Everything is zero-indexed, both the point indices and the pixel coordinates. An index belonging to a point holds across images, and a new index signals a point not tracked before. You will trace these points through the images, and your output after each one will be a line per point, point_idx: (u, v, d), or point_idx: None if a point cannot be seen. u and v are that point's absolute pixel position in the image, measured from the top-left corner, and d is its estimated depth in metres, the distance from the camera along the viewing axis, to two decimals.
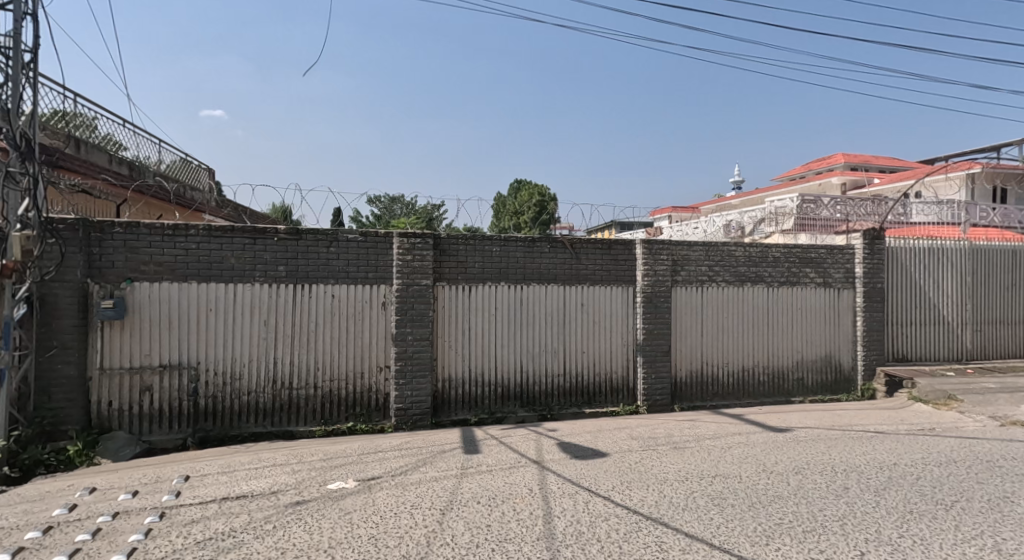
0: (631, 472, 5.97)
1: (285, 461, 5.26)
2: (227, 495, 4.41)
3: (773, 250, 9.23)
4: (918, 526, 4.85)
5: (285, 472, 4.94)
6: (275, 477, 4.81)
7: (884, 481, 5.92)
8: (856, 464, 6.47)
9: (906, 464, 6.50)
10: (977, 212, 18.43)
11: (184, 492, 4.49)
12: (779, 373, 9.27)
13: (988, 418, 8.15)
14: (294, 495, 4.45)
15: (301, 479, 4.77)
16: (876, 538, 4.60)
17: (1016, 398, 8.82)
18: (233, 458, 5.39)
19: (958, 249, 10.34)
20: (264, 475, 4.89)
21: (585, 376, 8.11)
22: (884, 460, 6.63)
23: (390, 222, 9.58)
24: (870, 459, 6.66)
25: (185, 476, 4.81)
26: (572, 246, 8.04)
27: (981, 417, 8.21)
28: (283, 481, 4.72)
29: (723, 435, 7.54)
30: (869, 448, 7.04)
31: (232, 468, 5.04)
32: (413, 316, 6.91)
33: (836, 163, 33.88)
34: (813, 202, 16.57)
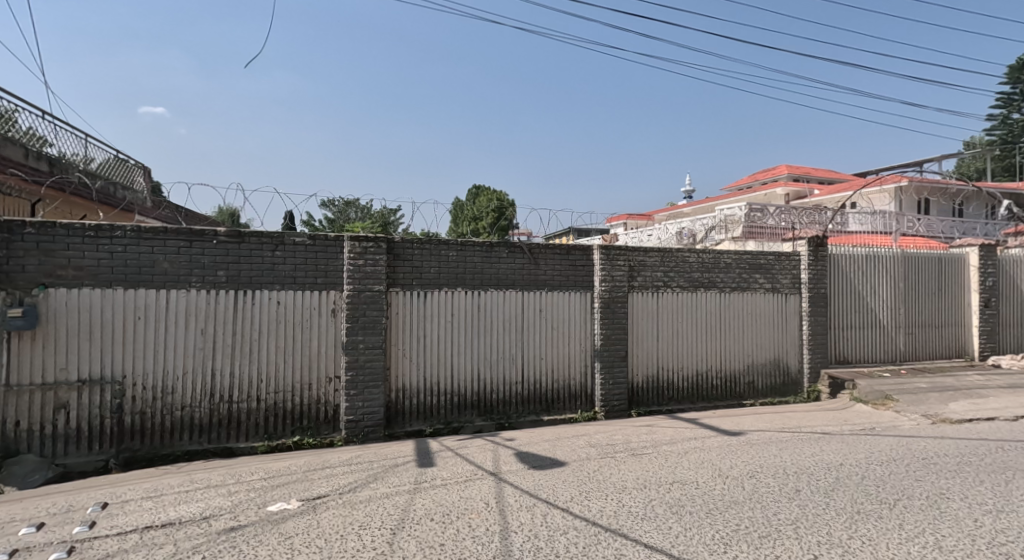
0: (588, 481, 5.87)
1: (221, 482, 4.92)
2: (151, 523, 4.08)
3: (725, 256, 9.36)
4: (866, 526, 4.91)
5: (219, 494, 4.61)
6: (208, 501, 4.48)
7: (833, 482, 6.00)
8: (806, 465, 6.56)
9: (852, 464, 6.62)
10: (906, 223, 19.38)
11: (99, 521, 4.12)
12: (731, 377, 9.39)
13: (921, 416, 8.41)
14: (228, 520, 4.15)
15: (237, 502, 4.46)
16: (828, 541, 4.61)
17: (947, 396, 9.18)
18: (161, 480, 5.02)
19: (893, 256, 10.73)
20: (195, 498, 4.55)
21: (543, 383, 8.00)
22: (831, 460, 6.74)
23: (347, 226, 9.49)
24: (818, 460, 6.77)
25: (102, 504, 4.43)
26: (530, 251, 7.94)
27: (915, 415, 8.50)
28: (217, 505, 4.41)
29: (679, 439, 7.54)
30: (818, 449, 7.17)
31: (160, 493, 4.68)
32: (366, 323, 6.66)
33: (780, 174, 35.09)
34: (759, 211, 17.05)
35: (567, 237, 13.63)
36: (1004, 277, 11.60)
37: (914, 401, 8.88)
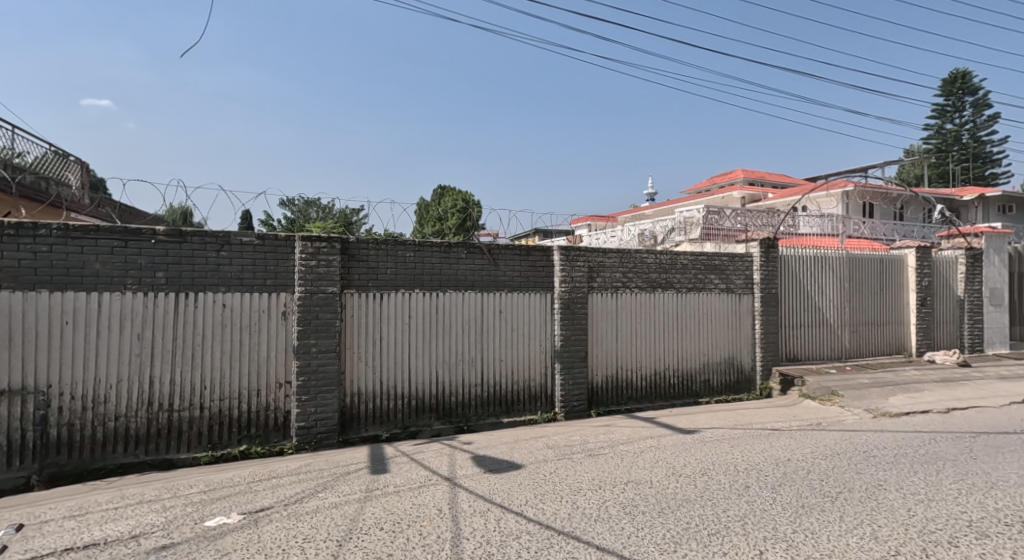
0: (544, 484, 5.86)
1: (155, 497, 4.70)
2: (73, 545, 3.86)
3: (681, 257, 9.51)
4: (809, 519, 5.04)
5: (152, 510, 4.41)
6: (139, 518, 4.27)
7: (780, 477, 6.15)
8: (756, 462, 6.70)
9: (798, 458, 6.81)
10: (852, 225, 20.15)
11: (13, 545, 3.87)
12: (688, 375, 9.54)
13: (864, 410, 8.72)
14: (160, 538, 3.96)
15: (171, 518, 4.27)
16: (773, 536, 4.71)
17: (887, 391, 9.53)
18: (88, 497, 4.76)
19: (839, 257, 11.10)
20: (125, 516, 4.33)
21: (503, 385, 7.96)
22: (779, 456, 6.91)
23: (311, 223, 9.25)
24: (767, 456, 6.93)
25: (19, 525, 4.16)
26: (490, 252, 7.89)
27: (858, 409, 8.79)
28: (149, 522, 4.21)
29: (635, 439, 7.62)
30: (767, 445, 7.34)
31: (86, 511, 4.44)
32: (318, 326, 6.49)
33: (736, 178, 36.08)
34: (716, 213, 17.48)
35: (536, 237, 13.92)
36: (940, 277, 12.17)
37: (859, 397, 9.20)
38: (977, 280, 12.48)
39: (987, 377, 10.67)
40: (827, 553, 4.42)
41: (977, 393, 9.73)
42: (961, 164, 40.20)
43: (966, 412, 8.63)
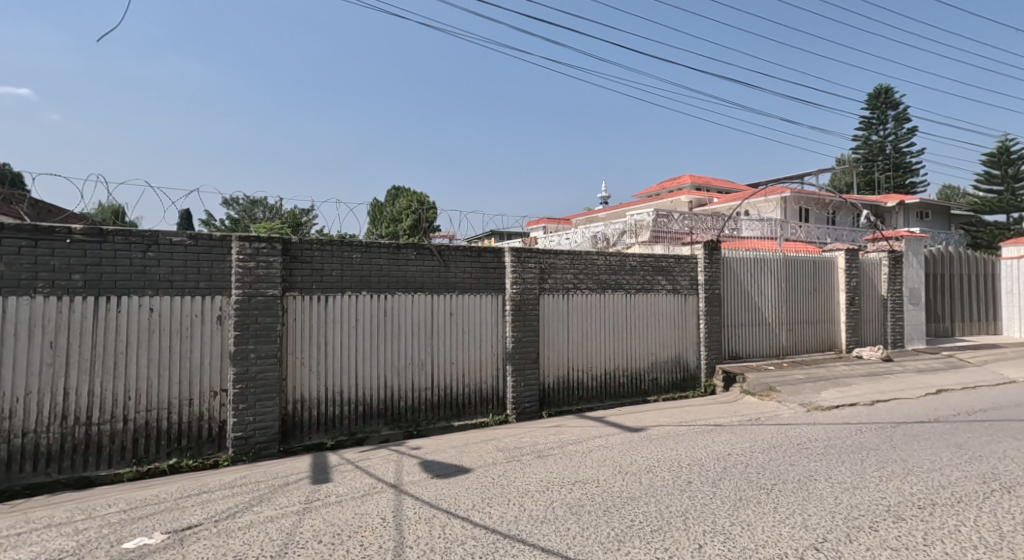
0: (492, 487, 5.80)
1: (67, 519, 4.40)
2: None
3: (630, 259, 9.65)
4: (746, 511, 5.18)
5: (64, 534, 4.12)
6: (48, 543, 3.99)
7: (720, 472, 6.30)
8: (699, 457, 6.84)
9: (738, 453, 7.00)
10: (789, 229, 21.01)
11: None
12: (637, 374, 9.68)
13: (799, 404, 9.06)
14: None
15: (85, 541, 4.00)
16: (711, 529, 4.80)
17: (819, 386, 9.92)
18: None
19: (778, 259, 11.51)
20: (33, 541, 4.04)
21: (453, 388, 7.87)
22: (721, 451, 7.08)
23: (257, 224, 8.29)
24: (710, 451, 7.09)
25: None
26: (440, 254, 7.79)
27: (792, 404, 9.12)
28: (59, 547, 3.93)
29: (584, 439, 7.66)
30: (710, 441, 7.51)
31: None
32: (257, 331, 6.27)
33: (684, 182, 37.07)
34: (665, 216, 17.93)
35: (492, 239, 13.88)
36: (868, 277, 12.82)
37: (796, 392, 9.54)
38: (900, 280, 13.22)
39: (906, 369, 11.32)
40: (762, 544, 4.54)
41: (899, 385, 10.29)
42: (888, 172, 42.57)
43: (889, 404, 9.09)
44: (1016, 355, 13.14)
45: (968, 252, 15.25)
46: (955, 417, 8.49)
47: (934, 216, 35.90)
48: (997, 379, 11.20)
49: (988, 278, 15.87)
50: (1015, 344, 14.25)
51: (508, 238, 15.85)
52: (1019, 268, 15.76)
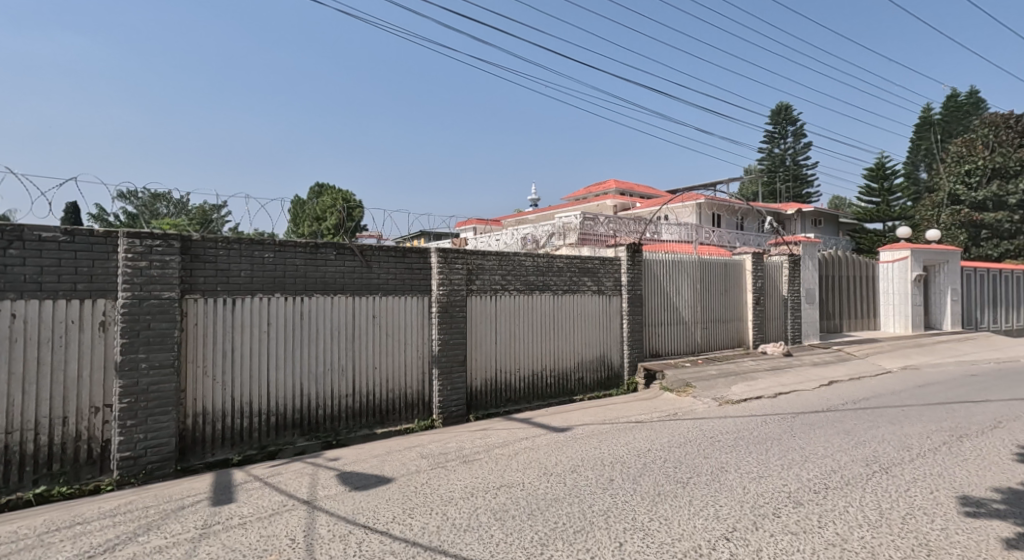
0: (414, 497, 5.53)
1: None
2: None
3: (557, 261, 9.62)
4: (664, 507, 5.22)
5: None
6: None
7: (640, 468, 6.31)
8: (620, 454, 6.85)
9: (657, 448, 7.08)
10: (704, 234, 21.93)
11: None
12: (563, 374, 9.64)
13: (712, 398, 9.33)
14: None
15: None
16: (631, 527, 4.82)
17: (729, 380, 10.26)
18: None
19: (694, 261, 11.86)
20: None
21: (375, 394, 7.51)
22: (641, 447, 7.13)
23: (153, 225, 6.45)
24: (631, 447, 7.13)
25: None
26: (362, 254, 7.42)
27: (705, 398, 9.37)
28: None
29: (510, 441, 7.51)
30: (632, 438, 7.57)
31: None
32: (150, 338, 5.69)
33: (608, 188, 37.96)
34: (590, 219, 18.19)
35: (420, 239, 13.51)
36: (770, 279, 13.48)
37: (710, 386, 9.81)
38: (800, 280, 14.01)
39: (803, 363, 12.00)
40: (679, 538, 4.64)
41: (797, 378, 10.88)
42: (790, 182, 45.47)
43: (789, 397, 9.57)
44: (891, 348, 14.30)
45: (853, 254, 16.30)
46: (845, 406, 9.05)
47: (828, 223, 38.76)
48: (877, 370, 12.13)
49: (869, 279, 17.08)
50: (892, 339, 15.52)
51: (436, 239, 15.46)
52: (895, 270, 17.07)
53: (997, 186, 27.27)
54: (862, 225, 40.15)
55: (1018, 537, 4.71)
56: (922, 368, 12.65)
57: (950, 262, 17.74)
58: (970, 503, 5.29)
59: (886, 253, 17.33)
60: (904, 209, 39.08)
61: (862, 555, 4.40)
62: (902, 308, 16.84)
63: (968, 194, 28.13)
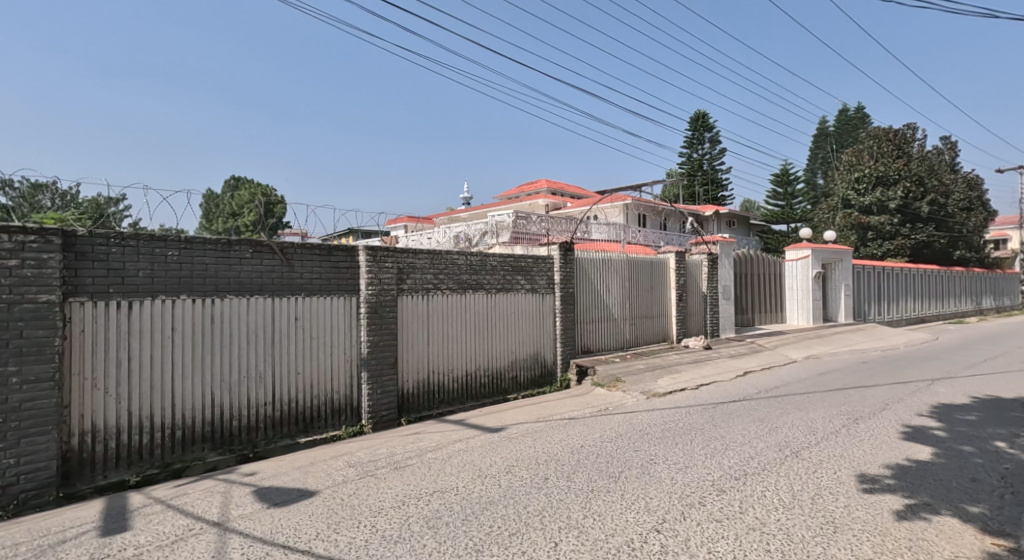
0: (340, 510, 5.12)
1: None
2: None
3: (490, 259, 9.38)
4: (598, 502, 5.09)
5: None
6: None
7: (574, 464, 6.16)
8: (554, 452, 6.68)
9: (590, 444, 6.96)
10: (631, 233, 22.35)
11: None
12: (497, 374, 9.40)
13: (640, 392, 9.37)
14: None
15: None
16: (566, 525, 4.67)
17: (657, 374, 10.36)
18: None
19: (623, 259, 11.94)
20: None
21: (297, 401, 6.99)
22: (575, 443, 7.00)
23: (30, 220, 5.64)
24: (565, 444, 6.98)
25: None
26: (281, 252, 6.88)
27: (634, 392, 9.39)
28: None
29: (443, 444, 7.19)
30: (566, 434, 7.43)
31: None
32: (24, 348, 5.00)
33: (540, 188, 38.16)
34: (523, 218, 18.06)
35: (347, 238, 12.91)
36: (692, 277, 13.81)
37: (638, 381, 9.84)
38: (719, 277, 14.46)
39: (721, 355, 12.32)
40: (612, 533, 4.51)
41: (717, 369, 11.18)
42: (710, 184, 47.37)
43: (711, 388, 9.77)
44: (796, 339, 15.04)
45: (763, 254, 16.99)
46: (758, 394, 9.34)
47: (743, 224, 40.62)
48: (785, 360, 12.70)
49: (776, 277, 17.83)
50: (797, 331, 16.32)
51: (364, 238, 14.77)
52: (799, 268, 18.03)
53: (879, 192, 29.49)
54: (771, 227, 42.46)
55: (909, 509, 4.94)
56: (822, 357, 13.38)
57: (843, 262, 19.11)
58: (867, 480, 5.50)
59: (791, 252, 18.19)
60: (805, 213, 41.84)
61: (781, 537, 4.43)
62: (805, 302, 17.78)
63: (858, 200, 30.21)
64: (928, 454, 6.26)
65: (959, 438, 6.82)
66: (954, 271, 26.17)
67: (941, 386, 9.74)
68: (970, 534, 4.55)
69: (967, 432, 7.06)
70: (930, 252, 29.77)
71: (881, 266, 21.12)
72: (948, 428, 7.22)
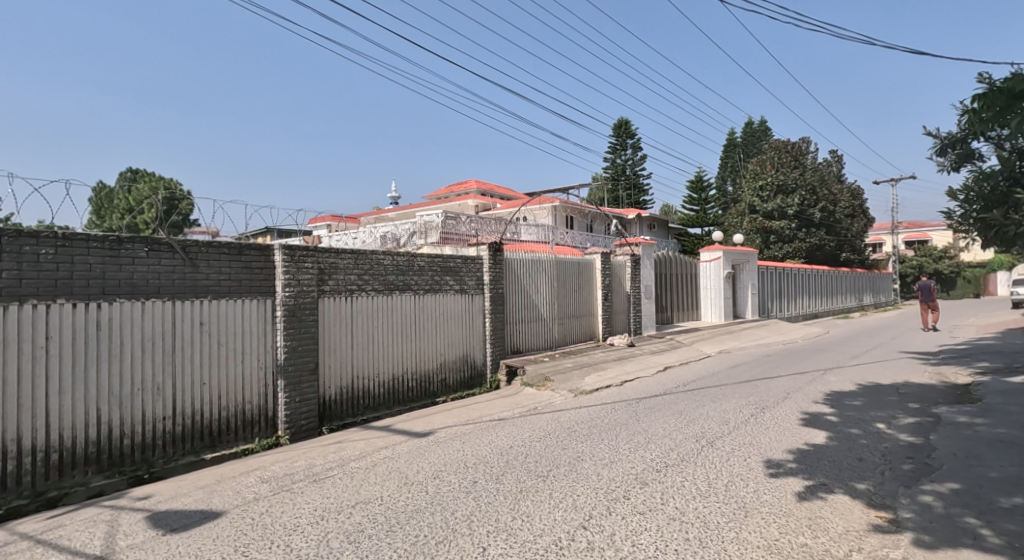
0: (250, 530, 4.63)
1: None
2: None
3: (418, 259, 9.00)
4: (527, 503, 4.86)
5: None
6: None
7: (504, 466, 5.91)
8: (484, 454, 6.41)
9: (519, 444, 6.74)
10: (559, 234, 22.50)
11: None
12: (425, 377, 9.02)
13: (569, 390, 9.26)
14: None
15: None
16: (495, 528, 4.41)
17: (584, 372, 10.31)
18: None
19: (551, 260, 11.85)
20: None
21: (202, 414, 6.36)
22: (504, 444, 6.76)
23: None
24: (494, 446, 6.73)
25: None
26: (183, 251, 6.26)
27: (563, 390, 9.28)
28: None
29: (368, 452, 6.75)
30: (495, 436, 7.18)
31: None
32: None
33: (469, 188, 37.91)
34: (453, 218, 17.74)
35: (266, 236, 12.14)
36: (616, 277, 13.95)
37: (567, 379, 9.74)
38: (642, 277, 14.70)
39: (643, 352, 12.49)
40: (540, 533, 4.30)
41: (639, 365, 11.30)
42: (633, 188, 48.74)
43: (635, 384, 9.81)
44: (710, 335, 15.54)
45: (681, 255, 17.45)
46: (676, 388, 9.47)
47: (662, 227, 42.01)
48: (699, 354, 13.06)
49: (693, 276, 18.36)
50: (711, 327, 16.89)
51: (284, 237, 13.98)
52: (712, 268, 18.69)
53: (780, 199, 31.28)
54: (688, 230, 44.17)
55: (808, 490, 5.03)
56: (732, 351, 13.88)
57: (750, 263, 19.95)
58: (772, 465, 5.60)
59: (704, 253, 18.83)
60: (717, 217, 43.86)
61: (697, 525, 4.36)
62: (716, 301, 18.53)
63: (761, 205, 31.67)
64: (823, 437, 6.47)
65: (848, 422, 7.11)
66: (840, 272, 28.13)
67: (833, 374, 10.28)
68: (859, 508, 4.66)
69: (854, 416, 7.39)
70: (821, 254, 32.21)
71: (780, 267, 22.10)
72: (839, 413, 7.54)
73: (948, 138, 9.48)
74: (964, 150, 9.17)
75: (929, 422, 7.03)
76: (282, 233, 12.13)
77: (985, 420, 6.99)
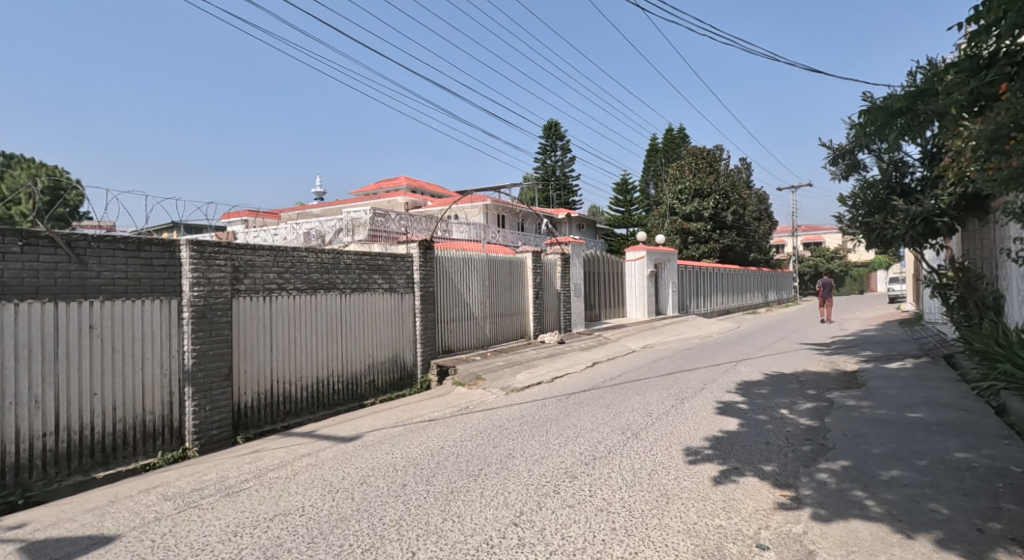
0: (150, 554, 4.10)
1: None
2: None
3: (344, 256, 8.50)
4: (457, 504, 4.58)
5: None
6: None
7: (433, 467, 5.59)
8: (414, 456, 6.06)
9: (451, 444, 6.43)
10: (491, 233, 22.34)
11: None
12: (351, 380, 8.53)
13: (500, 388, 9.03)
14: None
15: None
16: (424, 532, 4.09)
17: (516, 369, 10.12)
18: None
19: (482, 258, 11.58)
20: None
21: (92, 427, 5.65)
22: (435, 445, 6.43)
23: None
24: (425, 447, 6.38)
25: None
26: (67, 246, 5.54)
27: (494, 388, 9.03)
28: None
29: (288, 461, 6.24)
30: (426, 437, 6.83)
31: None
32: None
33: (399, 185, 37.06)
34: (382, 215, 17.17)
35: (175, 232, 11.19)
36: (547, 276, 13.86)
37: (498, 377, 9.52)
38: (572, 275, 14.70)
39: (573, 348, 12.48)
40: (471, 533, 4.03)
41: (569, 361, 11.24)
42: (562, 188, 49.33)
43: (566, 380, 9.72)
44: (636, 332, 15.79)
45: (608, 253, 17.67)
46: (604, 383, 9.45)
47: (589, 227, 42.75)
48: (624, 349, 13.21)
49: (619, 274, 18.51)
50: (635, 323, 17.22)
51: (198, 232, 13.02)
52: (637, 267, 19.02)
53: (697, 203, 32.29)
54: (614, 230, 45.17)
55: (722, 474, 5.02)
56: (655, 346, 14.16)
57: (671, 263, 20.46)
58: (691, 452, 5.58)
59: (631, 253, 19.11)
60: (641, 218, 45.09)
61: (624, 514, 4.22)
62: (640, 300, 18.89)
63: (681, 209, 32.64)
64: (735, 424, 6.56)
65: (757, 409, 7.27)
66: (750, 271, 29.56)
67: (743, 365, 10.65)
68: (766, 489, 4.67)
69: (761, 403, 7.60)
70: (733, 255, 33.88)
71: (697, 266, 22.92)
72: (748, 401, 7.72)
73: (836, 149, 9.91)
74: (851, 161, 9.65)
75: (824, 406, 7.29)
76: (192, 227, 11.18)
77: (869, 402, 7.33)
